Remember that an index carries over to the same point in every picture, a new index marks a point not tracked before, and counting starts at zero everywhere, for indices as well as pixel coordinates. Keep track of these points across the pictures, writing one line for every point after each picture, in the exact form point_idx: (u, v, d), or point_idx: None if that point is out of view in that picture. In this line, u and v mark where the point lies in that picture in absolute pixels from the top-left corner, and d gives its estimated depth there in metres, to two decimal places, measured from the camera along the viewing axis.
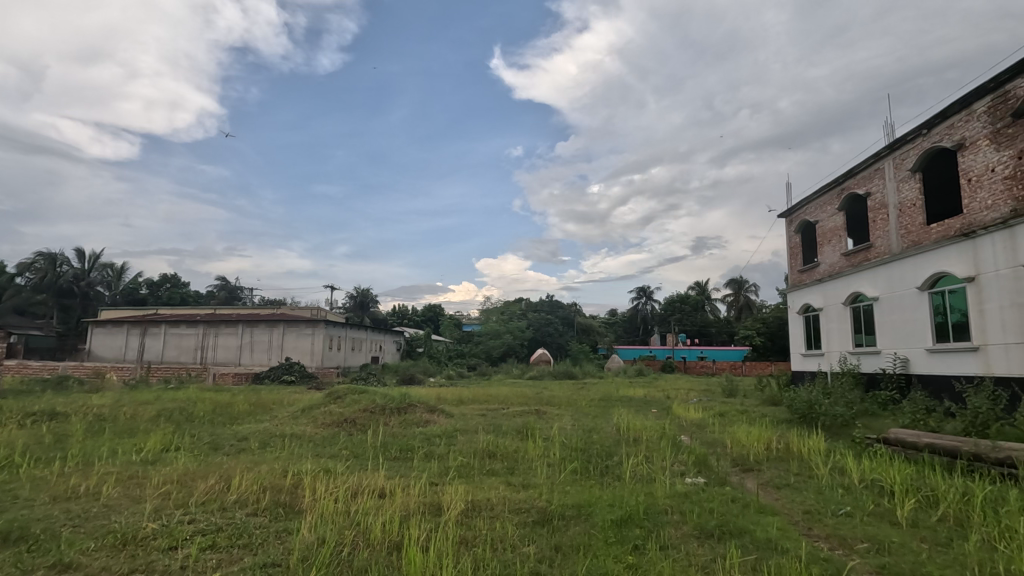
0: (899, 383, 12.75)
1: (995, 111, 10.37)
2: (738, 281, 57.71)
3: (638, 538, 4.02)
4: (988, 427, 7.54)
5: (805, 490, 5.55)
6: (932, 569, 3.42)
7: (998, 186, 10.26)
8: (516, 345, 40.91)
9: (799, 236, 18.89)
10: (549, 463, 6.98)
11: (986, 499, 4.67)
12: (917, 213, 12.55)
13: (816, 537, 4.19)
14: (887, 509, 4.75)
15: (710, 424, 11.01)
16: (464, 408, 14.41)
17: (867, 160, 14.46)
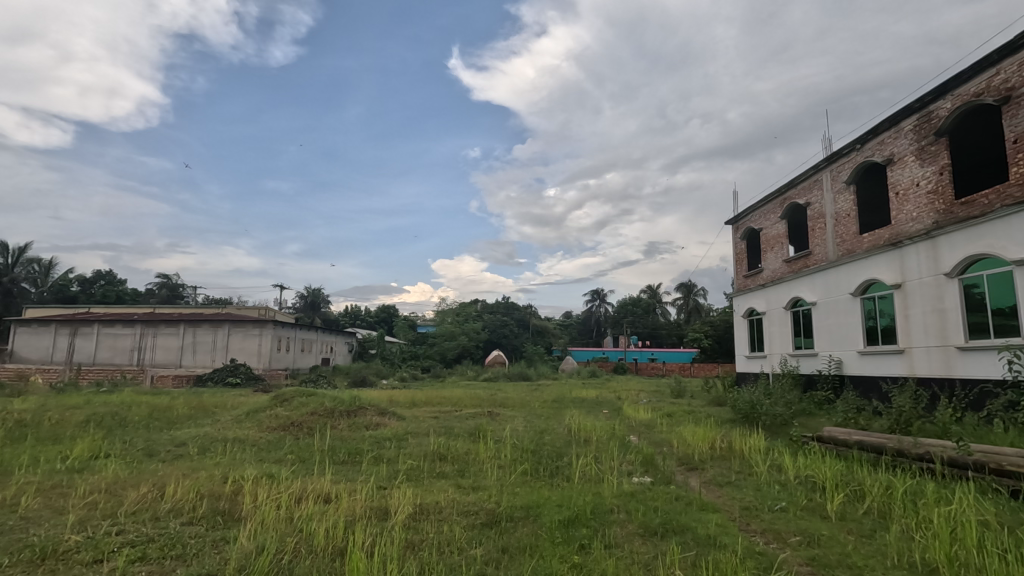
0: (833, 383, 13.47)
1: (921, 129, 11.11)
2: (688, 285, 59.59)
3: (584, 538, 4.08)
4: (910, 425, 8.07)
5: (744, 487, 5.78)
6: (856, 559, 3.62)
7: (922, 200, 11.00)
8: (470, 346, 40.77)
9: (745, 243, 19.65)
10: (500, 464, 6.99)
11: (905, 492, 4.98)
12: (852, 223, 13.27)
13: (753, 532, 4.36)
14: (818, 504, 5.00)
15: (658, 424, 11.29)
16: (416, 410, 14.24)
17: (807, 172, 15.20)
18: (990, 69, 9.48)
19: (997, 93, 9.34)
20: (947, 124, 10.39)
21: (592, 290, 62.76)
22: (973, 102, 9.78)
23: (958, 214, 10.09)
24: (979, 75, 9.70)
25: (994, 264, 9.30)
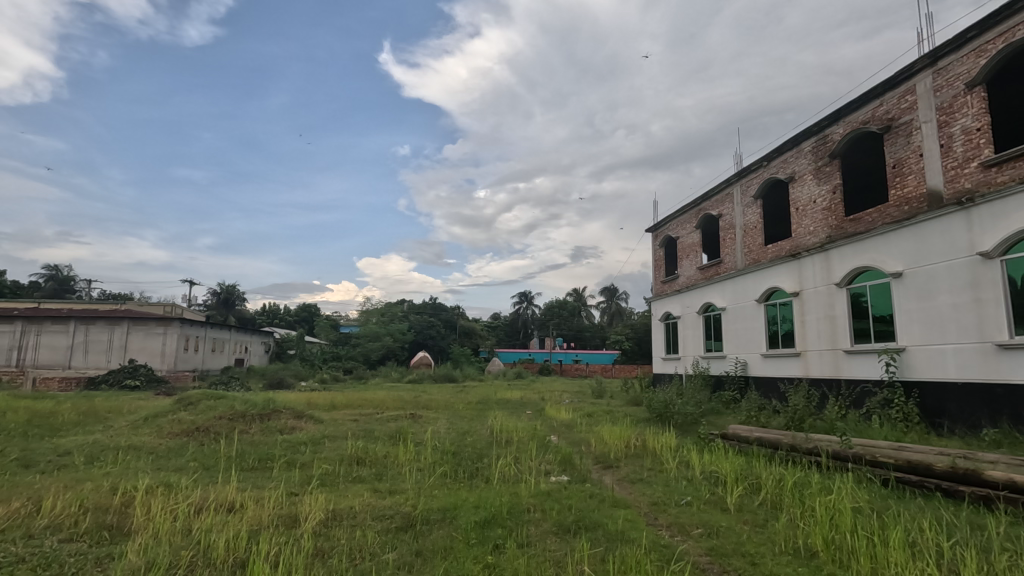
0: (738, 384, 14.43)
1: (818, 151, 12.16)
2: (611, 290, 61.74)
3: (498, 538, 4.12)
4: (803, 422, 8.82)
5: (654, 484, 6.06)
6: (749, 548, 3.90)
7: (818, 216, 12.02)
8: (395, 347, 39.98)
9: (663, 250, 20.63)
10: (419, 467, 6.91)
11: (794, 483, 5.42)
12: (758, 235, 14.28)
13: (660, 525, 4.59)
14: (719, 496, 5.34)
15: (578, 424, 11.58)
16: (335, 413, 13.73)
17: (720, 185, 16.20)
18: (875, 100, 10.54)
19: (880, 122, 10.39)
20: (839, 147, 11.44)
21: (519, 292, 63.43)
22: (861, 129, 10.82)
23: (847, 229, 11.12)
24: (865, 105, 10.76)
25: (875, 276, 10.33)
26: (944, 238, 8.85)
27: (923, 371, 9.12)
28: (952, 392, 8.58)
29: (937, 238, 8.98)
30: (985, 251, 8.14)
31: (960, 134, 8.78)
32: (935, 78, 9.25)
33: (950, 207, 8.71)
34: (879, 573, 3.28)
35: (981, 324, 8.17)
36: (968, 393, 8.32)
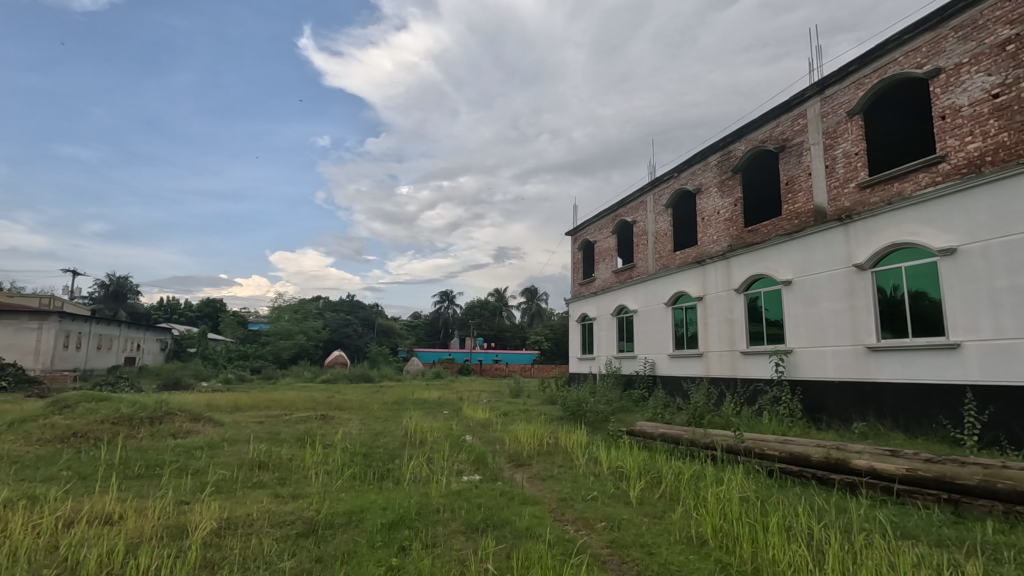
0: (647, 382, 15.15)
1: (722, 165, 13.02)
2: (532, 291, 62.88)
3: (405, 539, 4.06)
4: (703, 418, 9.40)
5: (563, 480, 6.23)
6: (647, 538, 4.09)
7: (721, 226, 12.88)
8: (309, 346, 38.31)
9: (581, 253, 21.24)
10: (326, 470, 6.65)
11: (690, 476, 5.76)
12: (668, 241, 15.06)
13: (566, 520, 4.72)
14: (622, 491, 5.57)
15: (493, 424, 11.64)
16: (238, 415, 12.89)
17: (635, 193, 16.92)
18: (772, 121, 11.45)
19: (776, 142, 11.30)
20: (741, 162, 12.31)
21: (440, 291, 62.90)
22: (760, 147, 11.71)
23: (746, 239, 11.99)
24: (764, 125, 11.66)
25: (769, 283, 11.23)
26: (826, 250, 9.79)
27: (806, 371, 10.02)
28: (829, 390, 9.49)
29: (820, 250, 9.91)
30: (859, 263, 9.08)
31: (842, 157, 9.75)
32: (823, 105, 10.20)
33: (832, 222, 9.65)
34: (758, 555, 3.56)
35: (854, 329, 9.10)
36: (843, 391, 9.24)
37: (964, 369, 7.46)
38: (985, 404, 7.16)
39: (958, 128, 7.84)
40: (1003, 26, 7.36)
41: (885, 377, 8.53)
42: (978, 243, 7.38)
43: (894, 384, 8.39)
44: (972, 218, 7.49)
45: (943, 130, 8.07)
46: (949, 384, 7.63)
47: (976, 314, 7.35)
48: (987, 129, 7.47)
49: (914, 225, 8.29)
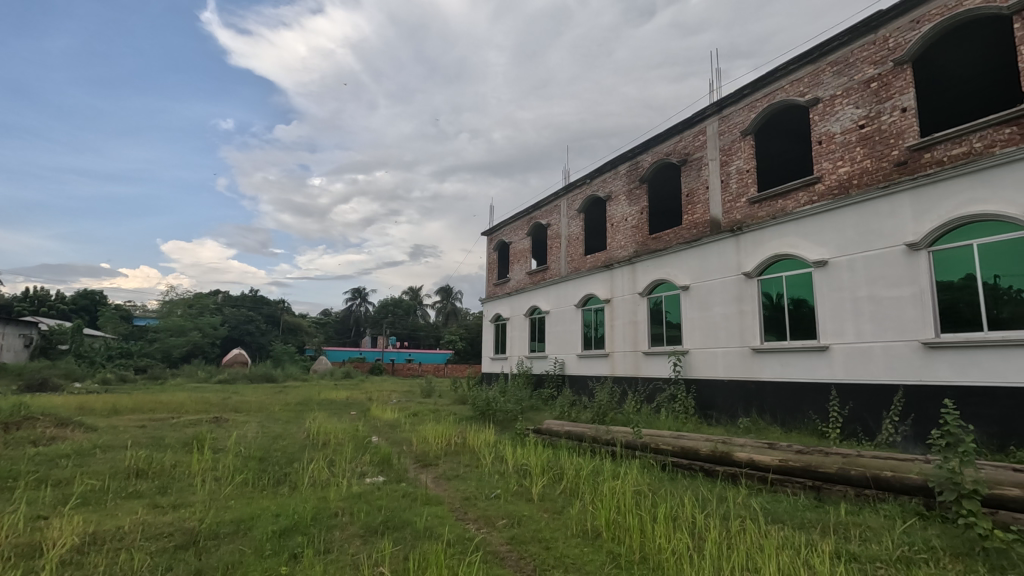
0: (556, 382, 15.55)
1: (631, 175, 13.66)
2: (448, 290, 62.67)
3: (297, 546, 3.87)
4: (606, 416, 9.78)
5: (468, 479, 6.24)
6: (546, 534, 4.19)
7: (629, 232, 13.50)
8: (204, 344, 35.61)
9: (496, 254, 21.40)
10: (215, 476, 6.20)
11: (590, 472, 5.97)
12: (580, 245, 15.56)
13: (468, 519, 4.74)
14: (524, 488, 5.68)
15: (402, 424, 11.41)
16: (116, 419, 11.70)
17: (549, 196, 17.31)
18: (676, 136, 12.17)
19: (679, 155, 12.03)
20: (647, 173, 12.98)
21: (352, 288, 60.87)
22: (664, 159, 12.40)
23: (650, 246, 12.65)
24: (669, 139, 12.37)
25: (669, 287, 11.93)
26: (720, 259, 10.55)
27: (699, 370, 10.74)
28: (719, 388, 10.24)
29: (715, 258, 10.67)
30: (747, 271, 9.88)
31: (735, 173, 10.55)
32: (720, 124, 10.99)
33: (726, 233, 10.42)
34: (646, 545, 3.76)
35: (742, 332, 9.89)
36: (730, 389, 10.00)
37: (831, 369, 8.32)
38: (847, 401, 8.03)
39: (831, 153, 8.75)
40: (869, 65, 8.31)
41: (766, 376, 9.33)
42: (846, 256, 8.28)
43: (773, 383, 9.20)
44: (841, 234, 8.39)
45: (819, 154, 8.96)
46: (818, 383, 8.49)
47: (842, 320, 8.24)
48: (854, 156, 8.40)
49: (794, 239, 9.15)
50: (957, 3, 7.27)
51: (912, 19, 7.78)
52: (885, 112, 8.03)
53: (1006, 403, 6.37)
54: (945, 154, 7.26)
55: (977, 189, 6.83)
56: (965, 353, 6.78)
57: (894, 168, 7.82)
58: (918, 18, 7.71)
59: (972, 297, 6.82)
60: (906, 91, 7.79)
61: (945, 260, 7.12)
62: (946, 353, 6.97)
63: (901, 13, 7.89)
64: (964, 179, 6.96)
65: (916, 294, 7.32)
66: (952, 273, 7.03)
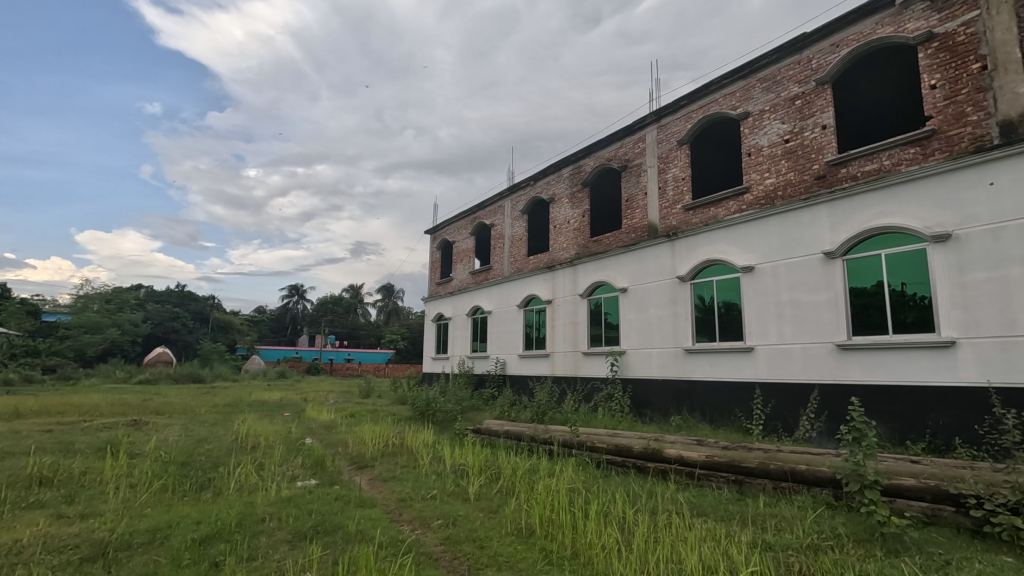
0: (497, 382, 15.59)
1: (574, 178, 13.90)
2: (390, 289, 61.62)
3: (219, 554, 3.70)
4: (545, 416, 9.90)
5: (404, 481, 6.15)
6: (480, 533, 4.20)
7: (571, 234, 13.73)
8: (123, 342, 33.24)
9: (439, 252, 21.22)
10: (130, 483, 5.81)
11: (527, 471, 6.02)
12: (523, 245, 15.68)
13: (403, 520, 4.67)
14: (461, 488, 5.67)
15: (338, 425, 11.08)
16: (17, 424, 10.71)
17: (494, 197, 17.35)
18: (617, 142, 12.50)
19: (620, 161, 12.36)
20: (590, 177, 13.26)
21: (288, 285, 58.66)
22: (606, 164, 12.70)
23: (591, 249, 12.93)
24: (610, 145, 12.68)
25: (609, 290, 12.23)
26: (656, 262, 10.93)
27: (636, 370, 11.07)
28: (654, 387, 10.59)
29: (652, 262, 11.04)
30: (681, 275, 10.29)
31: (672, 180, 10.95)
32: (659, 132, 11.37)
33: (662, 238, 10.80)
34: (577, 541, 3.84)
35: (675, 333, 10.29)
36: (664, 388, 10.37)
37: (756, 368, 8.80)
38: (769, 399, 8.51)
39: (759, 164, 9.24)
40: (794, 84, 8.85)
41: (697, 375, 9.75)
42: (770, 262, 8.77)
43: (703, 382, 9.62)
44: (766, 242, 8.89)
45: (748, 165, 9.44)
46: (744, 382, 8.95)
47: (766, 323, 8.72)
48: (779, 168, 8.91)
49: (725, 245, 9.61)
50: (872, 30, 7.88)
51: (833, 42, 8.35)
52: (807, 129, 8.57)
53: (907, 400, 6.95)
54: (858, 170, 7.84)
55: (886, 203, 7.41)
56: (873, 354, 7.34)
57: (814, 181, 8.37)
58: (837, 41, 8.28)
59: (880, 302, 7.39)
60: (826, 109, 8.35)
61: (857, 269, 7.68)
62: (857, 354, 7.52)
63: (823, 36, 8.45)
64: (875, 193, 7.54)
65: (832, 299, 7.86)
66: (864, 280, 7.59)
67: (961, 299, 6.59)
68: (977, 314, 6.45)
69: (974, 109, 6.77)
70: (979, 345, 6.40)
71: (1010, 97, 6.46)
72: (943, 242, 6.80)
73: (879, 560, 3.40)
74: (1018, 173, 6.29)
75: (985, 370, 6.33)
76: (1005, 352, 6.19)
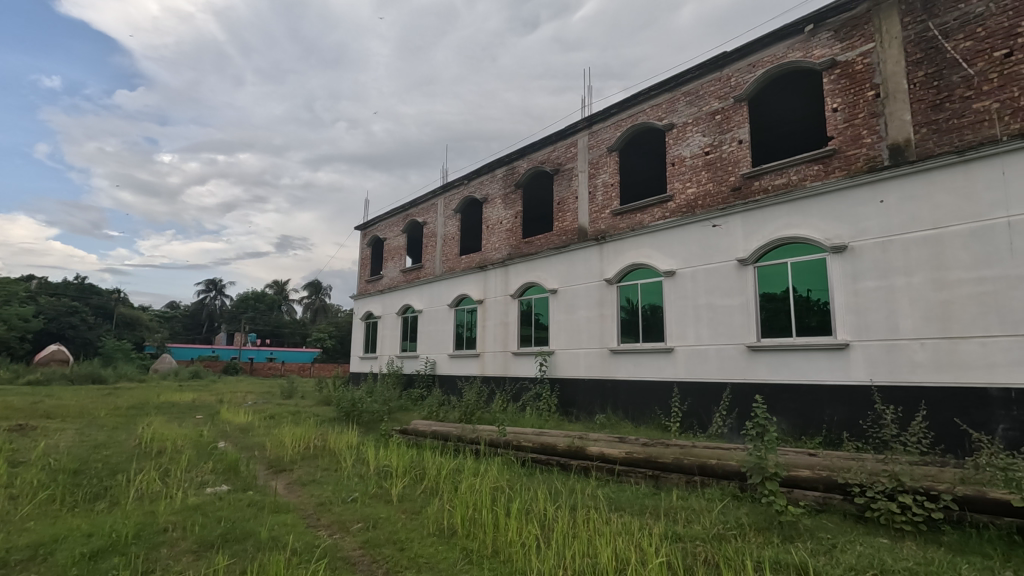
0: (426, 382, 15.41)
1: (507, 179, 14.00)
2: (317, 285, 59.44)
3: (112, 568, 3.42)
4: (474, 415, 9.90)
5: (325, 484, 5.95)
6: (400, 535, 4.14)
7: (503, 235, 13.81)
8: (9, 338, 29.99)
9: (369, 249, 20.68)
10: (11, 494, 5.25)
11: (451, 471, 5.98)
12: (455, 244, 15.60)
13: (321, 525, 4.52)
14: (384, 490, 5.55)
15: (256, 428, 10.54)
16: None
17: (427, 195, 17.14)
18: (550, 145, 12.70)
19: (552, 164, 12.57)
20: (523, 179, 13.39)
21: (205, 279, 55.15)
22: (539, 167, 12.88)
23: (522, 250, 13.06)
24: (543, 148, 12.86)
25: (539, 291, 12.41)
26: (585, 265, 11.21)
27: (563, 370, 11.30)
28: (580, 386, 10.86)
29: (581, 264, 11.31)
30: (608, 277, 10.61)
31: (601, 185, 11.27)
32: (590, 138, 11.67)
33: (591, 241, 11.09)
34: (498, 539, 3.87)
35: (602, 334, 10.60)
36: (590, 387, 10.66)
37: (675, 368, 9.22)
38: (686, 397, 8.95)
39: (682, 174, 9.69)
40: (715, 99, 9.36)
41: (621, 375, 10.09)
42: (690, 268, 9.23)
43: (626, 381, 9.97)
44: (687, 248, 9.34)
45: (672, 174, 9.88)
46: (663, 381, 9.36)
47: (685, 325, 9.17)
48: (700, 178, 9.40)
49: (649, 250, 10.01)
50: (784, 54, 8.47)
51: (749, 63, 8.90)
52: (726, 143, 9.09)
53: (806, 397, 7.52)
54: (770, 183, 8.40)
55: (793, 215, 7.99)
56: (779, 355, 7.90)
57: (731, 192, 8.89)
58: (754, 62, 8.83)
59: (786, 307, 7.96)
60: (742, 125, 8.89)
61: (766, 275, 8.24)
62: (765, 355, 8.06)
63: (741, 56, 8.99)
64: (783, 206, 8.12)
65: (744, 303, 8.38)
66: (773, 286, 8.15)
67: (854, 305, 7.22)
68: (867, 318, 7.09)
69: (868, 132, 7.43)
70: (868, 347, 7.04)
71: (899, 123, 7.14)
72: (840, 253, 7.43)
73: (775, 546, 3.66)
74: (903, 192, 6.98)
75: (872, 370, 6.97)
76: (889, 353, 6.85)
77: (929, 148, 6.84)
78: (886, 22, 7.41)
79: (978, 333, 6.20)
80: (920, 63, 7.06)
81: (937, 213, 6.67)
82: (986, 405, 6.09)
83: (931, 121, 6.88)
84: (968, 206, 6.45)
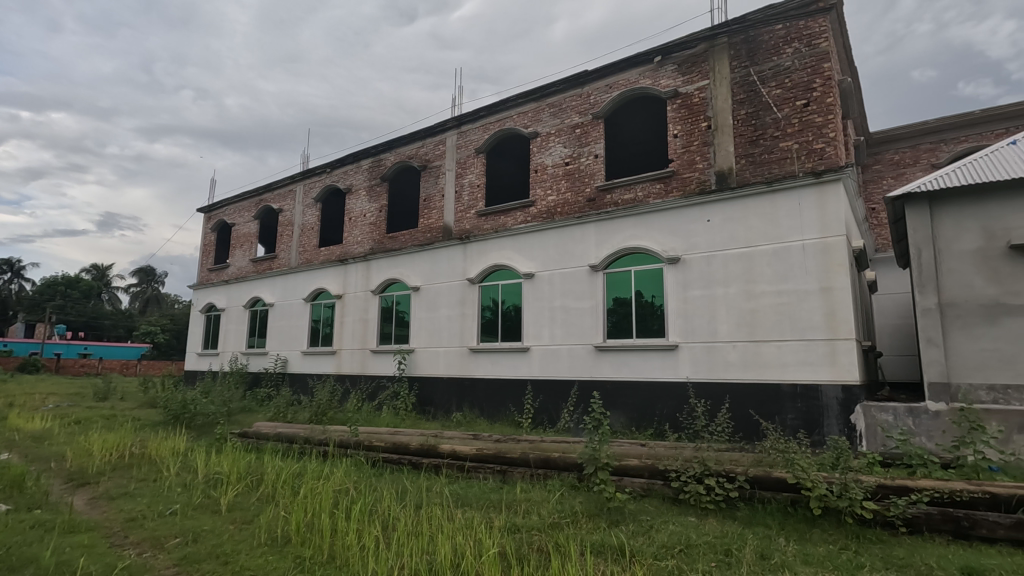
0: (274, 380, 14.32)
1: (372, 172, 13.55)
2: (150, 273, 52.53)
3: None
4: (325, 416, 9.41)
5: (139, 496, 5.24)
6: (224, 548, 3.78)
7: (366, 228, 13.33)
8: None
9: (214, 235, 18.74)
10: None
11: (293, 475, 5.61)
12: (314, 235, 14.73)
13: (128, 543, 3.98)
14: (212, 499, 5.04)
15: (55, 435, 8.96)
16: None
17: (285, 180, 15.98)
18: (418, 141, 12.55)
19: (419, 160, 12.42)
20: (389, 172, 13.06)
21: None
22: (406, 162, 12.64)
23: (386, 245, 12.71)
24: (411, 143, 12.68)
25: (401, 288, 12.17)
26: (449, 263, 11.24)
27: (422, 368, 11.21)
28: (438, 384, 10.85)
29: (444, 263, 11.32)
30: (470, 277, 10.74)
31: (467, 186, 11.38)
32: (459, 138, 11.72)
33: (455, 241, 11.15)
34: (336, 544, 3.71)
35: (462, 332, 10.71)
36: (448, 385, 10.69)
37: (529, 367, 9.61)
38: (538, 394, 9.37)
39: (543, 182, 10.13)
40: (576, 114, 9.94)
41: (479, 373, 10.27)
42: (547, 271, 9.69)
43: (484, 379, 10.17)
44: (545, 252, 9.79)
45: (535, 180, 10.28)
46: (518, 378, 9.71)
47: (541, 325, 9.60)
48: (560, 187, 9.91)
49: (511, 252, 10.32)
50: (636, 80, 9.27)
51: (606, 84, 9.59)
52: (583, 155, 9.69)
53: (641, 393, 8.28)
54: (620, 197, 9.12)
55: (637, 227, 8.76)
56: (621, 355, 8.60)
57: (586, 202, 9.49)
58: (610, 83, 9.53)
59: (629, 311, 8.69)
60: (598, 141, 9.55)
61: (614, 281, 8.93)
62: (608, 355, 8.72)
63: (600, 77, 9.65)
64: (630, 218, 8.87)
65: (593, 306, 9.01)
66: (619, 291, 8.86)
67: (683, 310, 8.11)
68: (693, 322, 8.00)
69: (701, 158, 8.40)
70: (692, 348, 7.95)
71: (724, 153, 8.18)
72: (675, 264, 8.29)
73: (602, 530, 3.98)
74: (725, 213, 8.00)
75: (695, 368, 7.88)
76: (708, 353, 7.80)
77: (746, 177, 7.93)
78: (719, 64, 8.45)
79: (775, 337, 7.31)
80: (743, 103, 8.16)
81: (750, 233, 7.75)
82: (777, 398, 7.19)
83: (749, 154, 7.97)
84: (773, 229, 7.58)
